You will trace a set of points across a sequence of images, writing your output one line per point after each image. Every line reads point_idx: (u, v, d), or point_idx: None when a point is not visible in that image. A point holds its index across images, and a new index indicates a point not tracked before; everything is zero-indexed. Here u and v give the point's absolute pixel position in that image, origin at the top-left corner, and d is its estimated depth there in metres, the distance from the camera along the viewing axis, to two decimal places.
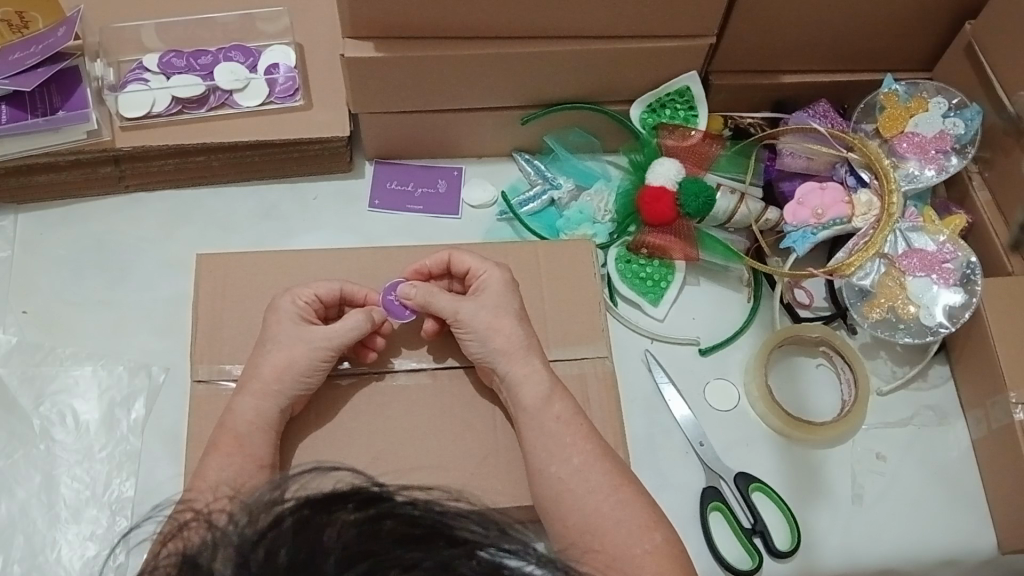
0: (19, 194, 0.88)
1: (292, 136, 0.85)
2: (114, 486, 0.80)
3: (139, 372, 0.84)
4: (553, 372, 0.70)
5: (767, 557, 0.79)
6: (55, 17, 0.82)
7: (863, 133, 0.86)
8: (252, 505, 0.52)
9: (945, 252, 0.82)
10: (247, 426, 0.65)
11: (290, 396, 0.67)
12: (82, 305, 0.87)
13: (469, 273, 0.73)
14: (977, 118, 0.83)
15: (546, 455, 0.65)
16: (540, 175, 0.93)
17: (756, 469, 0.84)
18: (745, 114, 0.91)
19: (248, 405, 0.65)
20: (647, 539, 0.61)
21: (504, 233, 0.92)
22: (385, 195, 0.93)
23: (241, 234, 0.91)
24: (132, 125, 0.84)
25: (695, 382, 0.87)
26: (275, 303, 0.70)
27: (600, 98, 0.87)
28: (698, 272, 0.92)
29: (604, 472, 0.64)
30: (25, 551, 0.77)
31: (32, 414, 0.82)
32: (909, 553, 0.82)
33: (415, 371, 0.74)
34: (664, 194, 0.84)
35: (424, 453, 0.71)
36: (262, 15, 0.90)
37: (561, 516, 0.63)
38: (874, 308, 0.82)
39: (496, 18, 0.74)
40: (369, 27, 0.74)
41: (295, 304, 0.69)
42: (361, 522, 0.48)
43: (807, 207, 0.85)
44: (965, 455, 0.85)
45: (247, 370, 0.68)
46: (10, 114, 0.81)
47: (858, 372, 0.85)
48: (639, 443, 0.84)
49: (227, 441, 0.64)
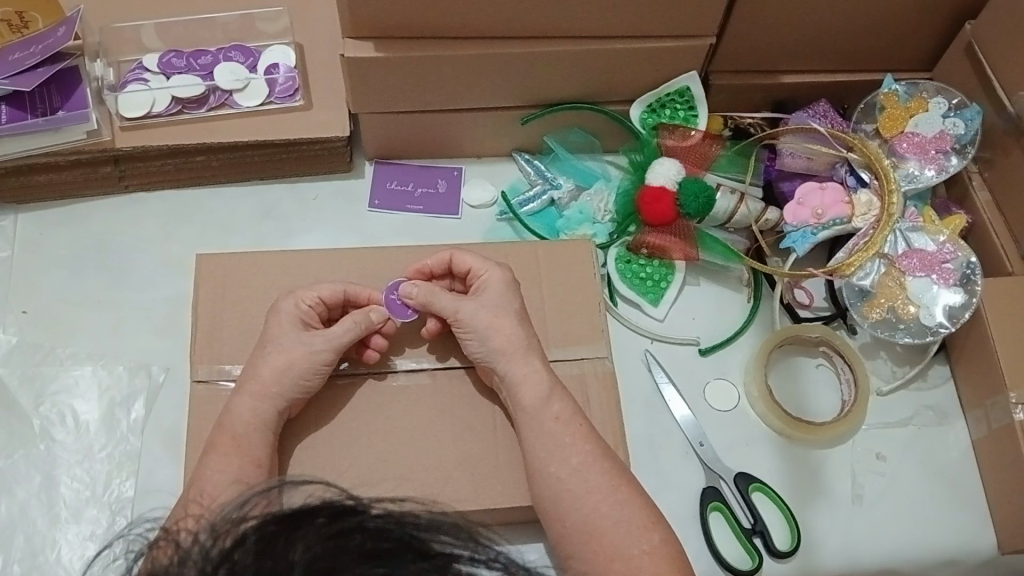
0: (19, 194, 0.88)
1: (292, 136, 0.85)
2: (114, 485, 0.80)
3: (139, 372, 0.84)
4: (552, 372, 0.70)
5: (766, 557, 0.79)
6: (55, 17, 0.82)
7: (863, 133, 0.86)
8: (217, 522, 0.50)
9: (945, 252, 0.82)
10: (246, 426, 0.65)
11: (283, 393, 0.66)
12: (82, 305, 0.87)
13: (470, 274, 0.73)
14: (977, 118, 0.83)
15: (545, 456, 0.65)
16: (540, 175, 0.93)
17: (756, 469, 0.84)
18: (745, 114, 0.91)
19: (246, 405, 0.65)
20: (645, 540, 0.61)
21: (504, 233, 0.92)
22: (385, 194, 0.93)
23: (241, 234, 0.91)
24: (132, 125, 0.84)
25: (695, 382, 0.87)
26: (278, 305, 0.70)
27: (601, 98, 0.87)
28: (699, 272, 0.92)
29: (602, 472, 0.64)
30: (25, 551, 0.77)
31: (32, 414, 0.82)
32: (909, 553, 0.82)
33: (415, 371, 0.74)
34: (664, 194, 0.84)
35: (423, 453, 0.71)
36: (262, 15, 0.90)
37: (559, 516, 0.63)
38: (874, 308, 0.82)
39: (495, 18, 0.74)
40: (369, 27, 0.74)
41: (296, 306, 0.69)
42: (329, 537, 0.47)
43: (807, 207, 0.85)
44: (965, 455, 0.85)
45: (247, 371, 0.68)
46: (9, 114, 0.81)
47: (858, 372, 0.85)
48: (640, 443, 0.84)
49: (226, 441, 0.64)
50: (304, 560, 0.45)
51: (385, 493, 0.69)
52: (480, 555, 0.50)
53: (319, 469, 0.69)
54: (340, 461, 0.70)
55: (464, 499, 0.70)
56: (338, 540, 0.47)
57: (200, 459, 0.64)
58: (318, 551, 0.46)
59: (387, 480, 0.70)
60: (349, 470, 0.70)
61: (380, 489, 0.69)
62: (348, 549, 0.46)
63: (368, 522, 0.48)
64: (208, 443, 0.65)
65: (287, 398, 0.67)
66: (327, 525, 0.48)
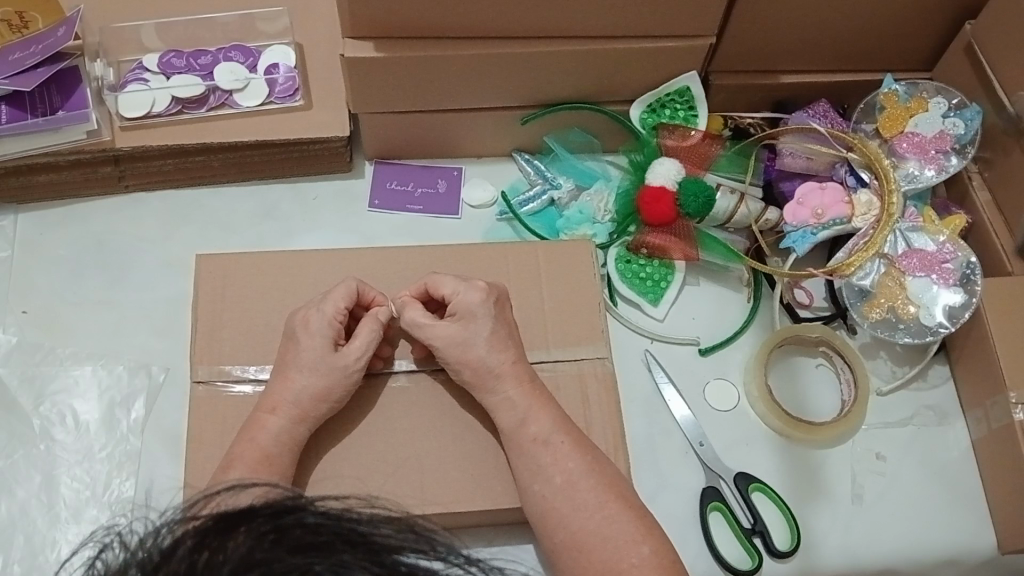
0: (19, 194, 0.88)
1: (293, 136, 0.85)
2: (114, 486, 0.80)
3: (139, 372, 0.84)
4: (537, 383, 0.70)
5: (766, 557, 0.80)
6: (55, 17, 0.82)
7: (863, 133, 0.86)
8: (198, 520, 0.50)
9: (945, 252, 0.82)
10: (280, 446, 0.66)
11: (310, 404, 0.67)
12: (82, 305, 0.87)
13: (446, 300, 0.71)
14: (977, 118, 0.83)
15: (538, 466, 0.66)
16: (540, 175, 0.93)
17: (756, 469, 0.84)
18: (745, 113, 0.91)
19: (282, 426, 0.66)
20: (634, 553, 0.61)
21: (504, 233, 0.92)
22: (385, 195, 0.93)
23: (242, 235, 0.91)
24: (132, 126, 0.84)
25: (694, 382, 0.87)
26: (309, 317, 0.69)
27: (601, 99, 0.87)
28: (699, 272, 0.92)
29: (588, 492, 0.64)
30: (25, 552, 0.77)
31: (32, 414, 0.82)
32: (908, 554, 0.82)
33: (414, 372, 0.73)
34: (664, 194, 0.84)
35: (423, 454, 0.71)
36: (262, 15, 0.90)
37: (548, 532, 0.64)
38: (874, 308, 0.82)
39: (498, 18, 0.74)
40: (370, 27, 0.74)
41: (331, 324, 0.69)
42: (266, 534, 0.46)
43: (807, 207, 0.85)
44: (963, 454, 0.85)
45: (270, 391, 0.68)
46: (10, 114, 0.81)
47: (858, 372, 0.85)
48: (640, 444, 0.84)
49: (254, 457, 0.65)
50: (239, 555, 0.45)
51: (386, 495, 0.69)
52: (421, 546, 0.50)
53: (321, 471, 0.70)
54: (342, 463, 0.70)
55: (464, 500, 0.70)
56: (274, 536, 0.47)
57: (224, 470, 0.64)
58: (251, 544, 0.46)
59: (388, 480, 0.70)
60: (351, 471, 0.70)
61: (383, 490, 0.70)
62: (284, 542, 0.46)
63: (307, 518, 0.48)
64: (229, 456, 0.66)
65: (318, 417, 0.68)
66: (265, 522, 0.47)
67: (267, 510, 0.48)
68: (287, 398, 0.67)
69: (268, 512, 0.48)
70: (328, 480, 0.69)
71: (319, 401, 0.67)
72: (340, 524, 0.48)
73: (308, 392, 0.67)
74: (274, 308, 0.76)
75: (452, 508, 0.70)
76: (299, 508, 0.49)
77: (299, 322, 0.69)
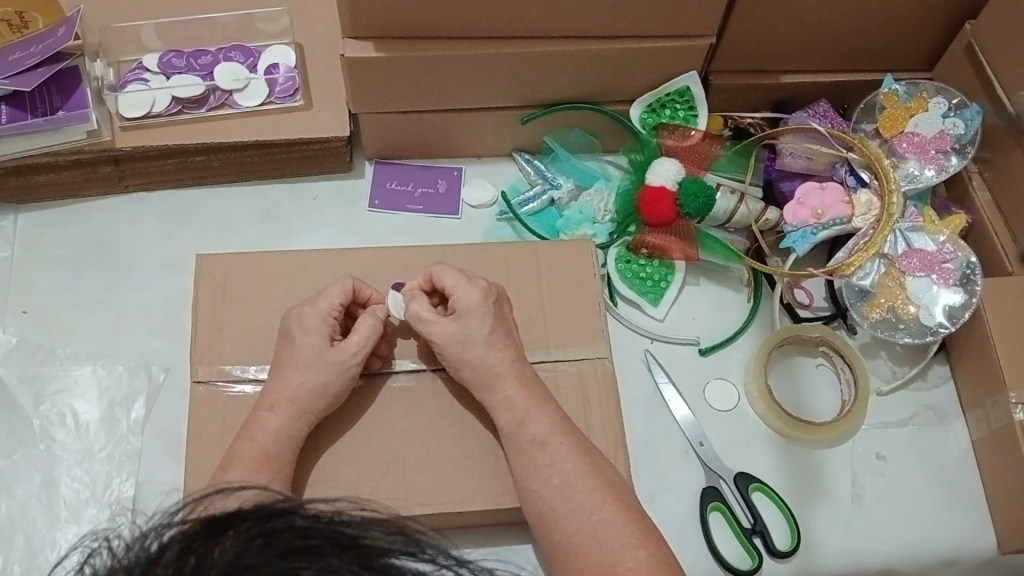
0: (19, 194, 0.88)
1: (293, 137, 0.85)
2: (114, 486, 0.80)
3: (139, 373, 0.84)
4: (534, 384, 0.70)
5: (766, 557, 0.80)
6: (55, 17, 0.82)
7: (863, 133, 0.86)
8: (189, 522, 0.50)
9: (945, 252, 0.82)
10: (280, 445, 0.66)
11: (310, 403, 0.67)
12: (82, 305, 0.87)
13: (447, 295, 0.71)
14: (977, 118, 0.83)
15: (537, 466, 0.66)
16: (540, 175, 0.93)
17: (756, 469, 0.84)
18: (745, 113, 0.91)
19: (281, 425, 0.66)
20: (632, 553, 0.61)
21: (504, 233, 0.92)
22: (385, 195, 0.93)
23: (242, 235, 0.91)
24: (133, 125, 0.84)
25: (694, 382, 0.87)
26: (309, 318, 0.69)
27: (601, 99, 0.87)
28: (699, 272, 0.92)
29: (587, 492, 0.64)
30: (24, 551, 0.77)
31: (32, 414, 0.82)
32: (908, 554, 0.82)
33: (414, 372, 0.73)
34: (664, 194, 0.84)
35: (423, 454, 0.71)
36: (262, 15, 0.90)
37: (547, 532, 0.64)
38: (874, 308, 0.82)
39: (497, 18, 0.74)
40: (370, 27, 0.74)
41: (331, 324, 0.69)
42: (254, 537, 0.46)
43: (807, 207, 0.85)
44: (963, 454, 0.85)
45: (270, 390, 0.68)
46: (10, 114, 0.81)
47: (858, 372, 0.85)
48: (640, 444, 0.84)
49: (254, 457, 0.65)
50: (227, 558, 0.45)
51: (386, 494, 0.69)
52: (411, 548, 0.50)
53: (321, 470, 0.70)
54: (342, 462, 0.70)
55: (464, 499, 0.70)
56: (263, 539, 0.46)
57: (224, 470, 0.64)
58: (239, 548, 0.46)
59: (388, 480, 0.70)
60: (350, 471, 0.70)
61: (382, 490, 0.69)
62: (272, 546, 0.46)
63: (296, 522, 0.48)
64: (228, 455, 0.65)
65: (318, 417, 0.68)
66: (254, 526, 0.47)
67: (257, 513, 0.48)
68: (286, 397, 0.67)
69: (258, 515, 0.48)
70: (328, 480, 0.69)
71: (318, 401, 0.67)
72: (329, 527, 0.48)
73: (308, 391, 0.67)
74: (274, 308, 0.76)
75: (451, 508, 0.70)
76: (289, 512, 0.49)
77: (299, 322, 0.69)
